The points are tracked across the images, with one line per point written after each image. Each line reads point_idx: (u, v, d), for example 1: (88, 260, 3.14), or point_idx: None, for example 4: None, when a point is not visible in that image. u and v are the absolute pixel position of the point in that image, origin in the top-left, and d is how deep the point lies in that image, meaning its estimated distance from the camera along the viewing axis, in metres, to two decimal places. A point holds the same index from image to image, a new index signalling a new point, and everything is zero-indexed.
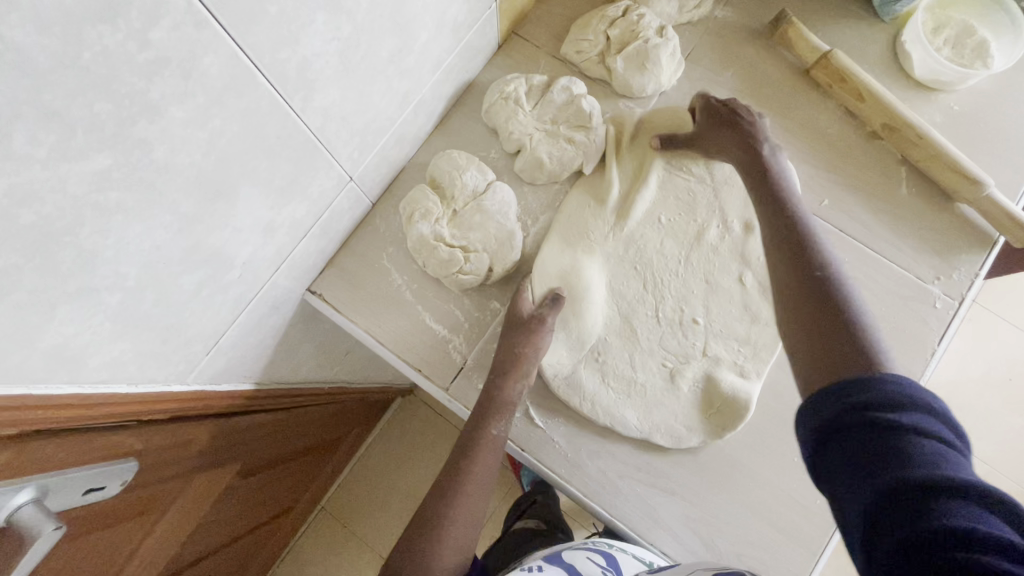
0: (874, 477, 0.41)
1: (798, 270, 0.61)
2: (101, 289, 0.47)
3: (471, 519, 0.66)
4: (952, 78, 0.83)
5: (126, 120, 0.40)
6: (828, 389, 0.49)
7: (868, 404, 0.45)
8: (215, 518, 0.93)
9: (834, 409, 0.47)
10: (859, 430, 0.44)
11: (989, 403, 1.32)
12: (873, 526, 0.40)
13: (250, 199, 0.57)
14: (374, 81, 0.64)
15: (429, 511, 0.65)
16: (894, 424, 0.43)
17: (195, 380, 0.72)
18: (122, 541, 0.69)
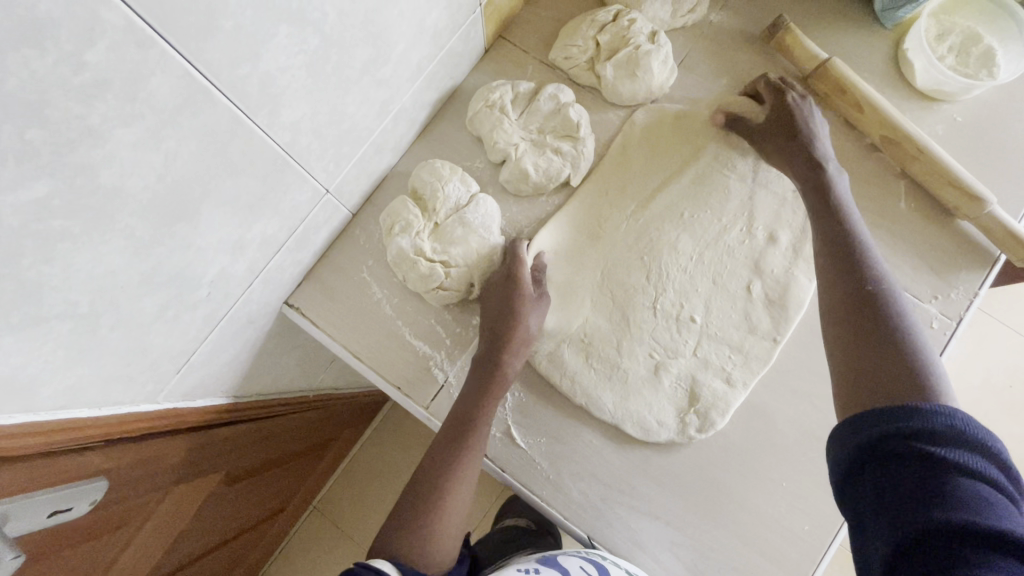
0: (910, 512, 0.42)
1: (845, 278, 0.61)
2: (50, 318, 0.45)
3: (470, 488, 0.67)
4: (955, 88, 0.79)
5: (65, 146, 0.37)
6: (873, 411, 0.49)
7: (913, 433, 0.45)
8: (199, 527, 0.91)
9: (875, 432, 0.47)
10: (900, 461, 0.45)
11: (987, 411, 1.30)
12: (903, 557, 0.41)
13: (214, 218, 0.55)
14: (348, 93, 0.61)
15: (430, 482, 0.65)
16: (939, 459, 0.43)
17: (166, 398, 0.70)
18: (96, 559, 0.67)
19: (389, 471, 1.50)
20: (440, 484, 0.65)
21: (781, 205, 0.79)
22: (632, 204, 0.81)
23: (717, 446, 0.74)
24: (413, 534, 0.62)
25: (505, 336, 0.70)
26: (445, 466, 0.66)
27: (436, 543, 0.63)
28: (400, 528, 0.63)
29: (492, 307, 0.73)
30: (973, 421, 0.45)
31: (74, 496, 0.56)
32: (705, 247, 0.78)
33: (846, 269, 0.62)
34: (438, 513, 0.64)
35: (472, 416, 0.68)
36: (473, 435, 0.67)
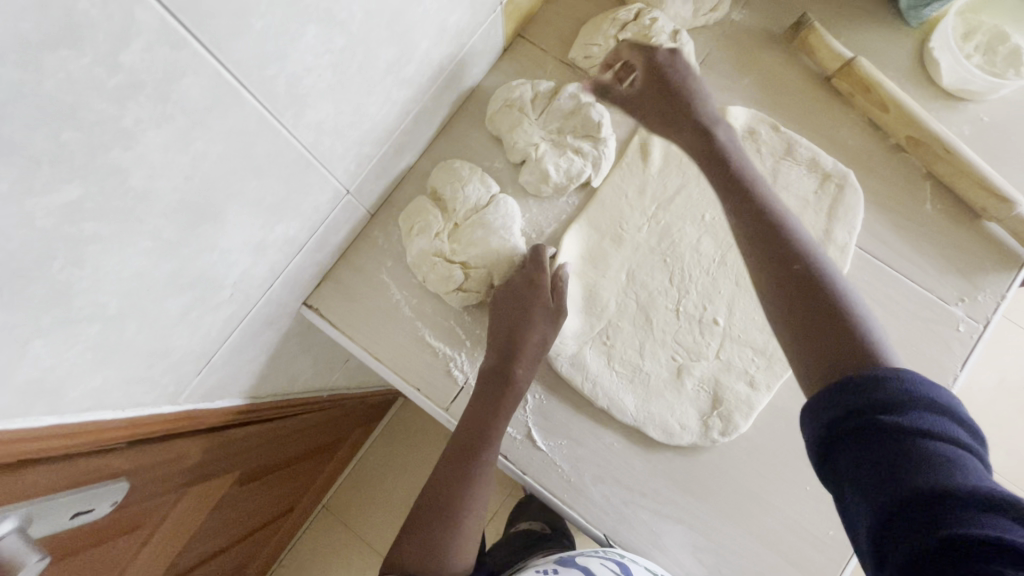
0: (888, 484, 0.41)
1: (773, 243, 0.61)
2: (79, 320, 0.44)
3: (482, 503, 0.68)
4: (983, 87, 0.78)
5: (98, 148, 0.37)
6: (831, 388, 0.48)
7: (873, 404, 0.44)
8: (213, 526, 0.92)
9: (838, 409, 0.46)
10: (867, 434, 0.44)
11: (1000, 411, 1.32)
12: (888, 531, 0.40)
13: (238, 220, 0.54)
14: (370, 93, 0.61)
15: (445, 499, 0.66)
16: (901, 427, 0.42)
17: (186, 399, 0.69)
18: (115, 557, 0.67)
19: (398, 472, 1.50)
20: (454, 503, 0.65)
21: (803, 207, 0.78)
22: (653, 205, 0.79)
23: (740, 450, 0.73)
24: (430, 551, 0.63)
25: (514, 350, 0.70)
26: (457, 484, 0.66)
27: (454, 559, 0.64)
28: (416, 547, 0.63)
29: (501, 321, 0.72)
30: (924, 380, 0.45)
31: (94, 496, 0.55)
32: (727, 249, 0.77)
33: (796, 284, 0.56)
34: (454, 532, 0.65)
35: (483, 432, 0.67)
36: (484, 452, 0.67)
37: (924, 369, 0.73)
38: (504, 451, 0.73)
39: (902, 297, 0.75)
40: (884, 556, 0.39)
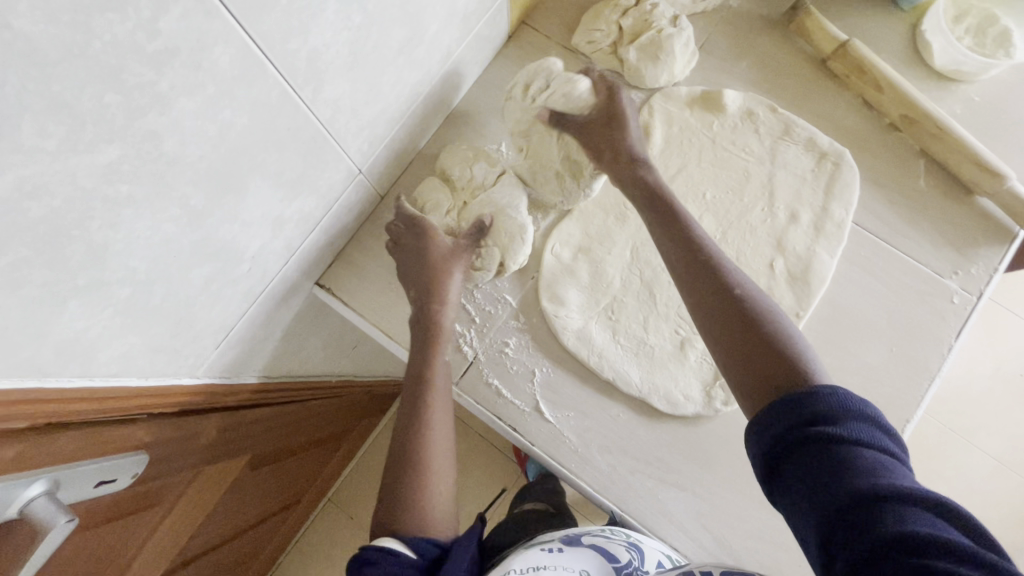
0: (832, 489, 0.43)
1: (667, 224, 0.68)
2: (111, 283, 0.46)
3: (444, 445, 0.68)
4: (975, 68, 0.81)
5: (137, 111, 0.39)
6: (774, 402, 0.50)
7: (814, 417, 0.47)
8: (225, 509, 0.94)
9: (785, 424, 0.48)
10: (810, 445, 0.46)
11: (998, 398, 1.46)
12: (835, 535, 0.42)
13: (258, 193, 0.57)
14: (383, 73, 0.63)
15: (401, 448, 0.67)
16: (838, 437, 0.45)
17: (204, 373, 0.72)
18: (129, 530, 0.68)
19: None
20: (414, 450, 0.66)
21: (801, 183, 0.80)
22: None
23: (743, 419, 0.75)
24: (401, 496, 0.63)
25: (427, 287, 0.73)
26: (413, 432, 0.67)
27: (432, 502, 0.63)
28: (387, 498, 0.64)
29: (412, 267, 0.75)
30: (853, 395, 0.48)
31: (123, 467, 0.57)
32: (728, 225, 0.79)
33: (739, 332, 0.57)
34: (419, 473, 0.65)
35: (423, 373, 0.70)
36: (428, 390, 0.69)
37: (920, 340, 0.76)
38: (514, 424, 0.75)
39: (898, 271, 0.78)
40: (834, 559, 0.41)
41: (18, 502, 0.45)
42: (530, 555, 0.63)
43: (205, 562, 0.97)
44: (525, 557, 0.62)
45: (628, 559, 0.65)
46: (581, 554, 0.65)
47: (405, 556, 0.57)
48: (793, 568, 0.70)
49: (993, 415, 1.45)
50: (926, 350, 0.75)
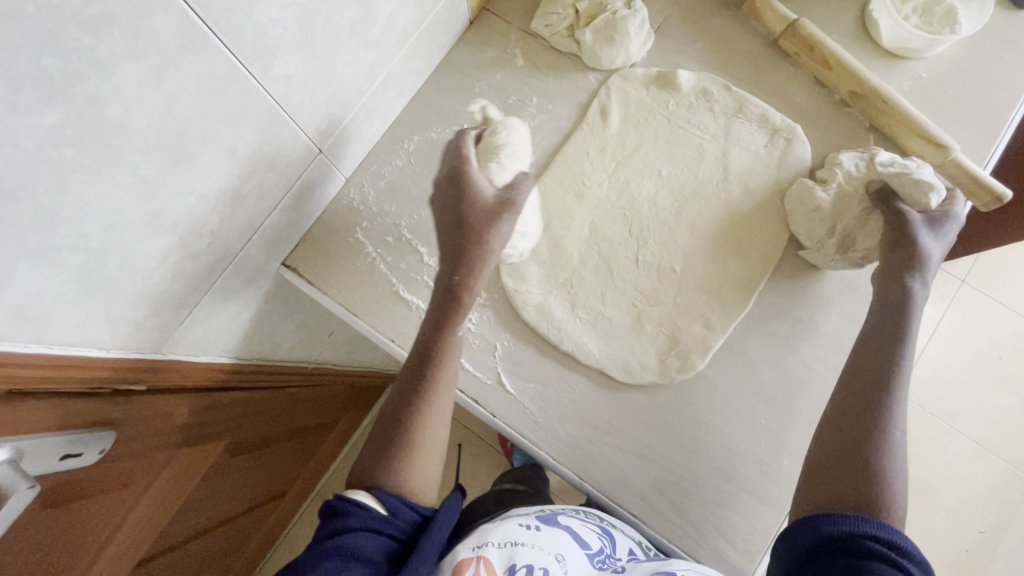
0: None
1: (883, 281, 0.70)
2: (62, 249, 0.48)
3: (438, 417, 0.69)
4: (919, 44, 0.83)
5: (75, 75, 0.41)
6: (830, 509, 0.60)
7: (863, 533, 0.56)
8: (206, 495, 0.95)
9: (831, 529, 0.58)
10: (847, 549, 0.56)
11: (979, 384, 1.53)
12: None
13: (211, 166, 0.58)
14: (337, 52, 0.65)
15: (399, 412, 0.68)
16: (871, 549, 0.55)
17: (170, 349, 0.73)
18: (106, 511, 0.70)
19: None
20: (406, 416, 0.67)
21: (754, 159, 0.83)
22: (613, 161, 0.84)
23: (700, 387, 0.77)
24: (385, 456, 0.66)
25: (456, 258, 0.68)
26: (412, 399, 0.68)
27: (412, 469, 0.65)
28: (374, 454, 0.66)
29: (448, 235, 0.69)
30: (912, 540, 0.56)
31: (84, 442, 0.58)
32: (683, 201, 0.82)
33: (857, 455, 0.62)
34: (408, 439, 0.66)
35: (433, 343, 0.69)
36: (438, 362, 0.68)
37: None
38: (476, 395, 0.76)
39: None
40: None
41: None
42: (509, 531, 0.64)
43: (188, 548, 0.98)
44: (504, 532, 0.64)
45: (598, 547, 0.66)
46: (559, 536, 0.65)
47: (374, 510, 0.60)
48: (746, 530, 0.72)
49: (971, 398, 1.52)
50: None
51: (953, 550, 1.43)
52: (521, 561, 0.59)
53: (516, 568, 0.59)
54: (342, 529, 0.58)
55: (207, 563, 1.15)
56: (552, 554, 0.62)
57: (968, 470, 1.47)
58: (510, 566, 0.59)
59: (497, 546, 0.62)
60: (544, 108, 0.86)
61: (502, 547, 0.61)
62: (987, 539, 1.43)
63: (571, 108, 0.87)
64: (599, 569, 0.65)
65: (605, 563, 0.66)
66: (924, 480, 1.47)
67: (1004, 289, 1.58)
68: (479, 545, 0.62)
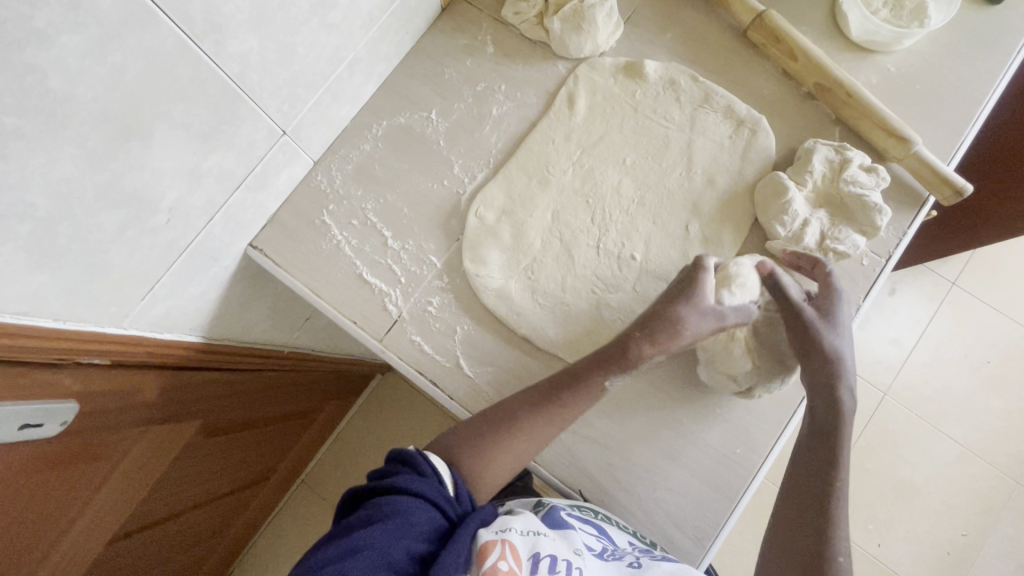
0: None
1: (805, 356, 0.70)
2: (9, 217, 0.49)
3: (537, 443, 0.69)
4: (886, 38, 0.83)
5: (12, 44, 0.42)
6: None
7: None
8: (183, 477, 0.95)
9: None
10: None
11: (965, 386, 1.52)
12: None
13: (166, 142, 0.59)
14: (296, 33, 0.66)
15: (510, 417, 0.69)
16: None
17: (133, 325, 0.73)
18: (77, 486, 0.70)
19: (373, 442, 1.66)
20: (516, 425, 0.69)
21: (718, 149, 0.83)
22: (577, 149, 0.85)
23: (655, 374, 0.77)
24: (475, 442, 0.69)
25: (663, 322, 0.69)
26: (525, 412, 0.69)
27: (490, 467, 0.68)
28: (465, 435, 0.70)
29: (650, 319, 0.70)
30: None
31: (47, 413, 0.59)
32: (646, 190, 0.82)
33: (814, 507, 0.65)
34: (501, 442, 0.68)
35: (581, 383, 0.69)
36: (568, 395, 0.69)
37: None
38: (435, 377, 0.78)
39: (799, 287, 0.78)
40: None
41: None
42: (530, 520, 0.63)
43: (164, 528, 0.98)
44: (526, 520, 0.63)
45: (603, 545, 0.66)
46: (571, 531, 0.65)
47: (447, 489, 0.62)
48: (699, 517, 0.72)
49: (957, 400, 1.51)
50: None
51: (935, 553, 1.43)
52: (545, 550, 0.58)
53: (541, 556, 0.58)
54: (415, 488, 0.60)
55: (183, 545, 1.16)
56: (570, 547, 0.62)
57: (952, 472, 1.47)
58: (534, 553, 0.58)
59: (520, 533, 0.60)
60: (512, 95, 0.87)
61: (524, 534, 0.60)
62: (969, 542, 1.43)
63: (539, 96, 0.87)
64: (615, 563, 0.64)
65: (614, 556, 0.65)
66: (908, 483, 1.47)
67: (992, 291, 1.57)
68: (502, 529, 0.60)
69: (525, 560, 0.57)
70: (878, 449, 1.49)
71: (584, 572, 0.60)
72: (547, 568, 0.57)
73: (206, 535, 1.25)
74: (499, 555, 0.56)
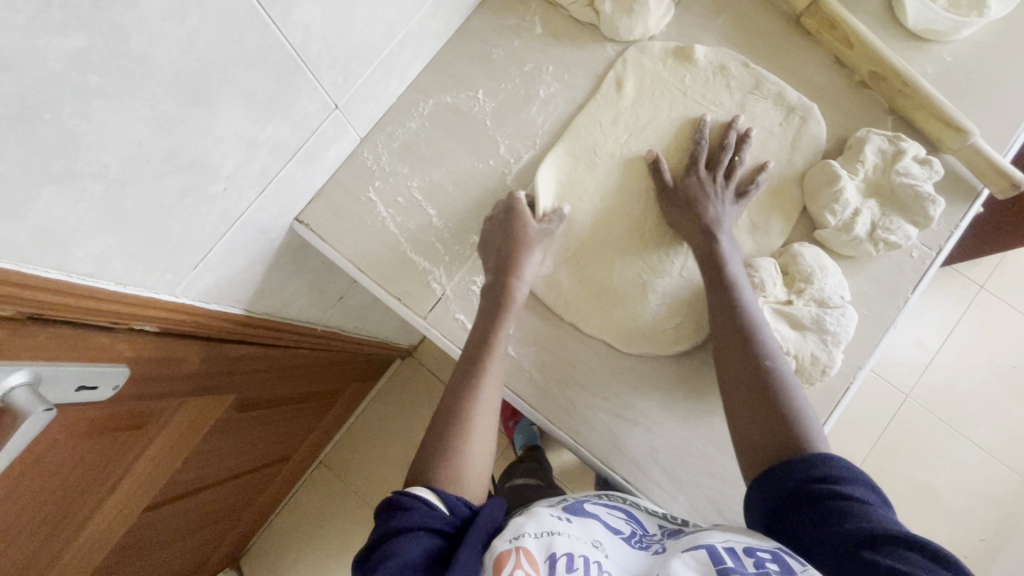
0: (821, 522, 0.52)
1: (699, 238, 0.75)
2: (85, 176, 0.50)
3: (489, 413, 0.70)
4: (946, 27, 0.81)
5: (102, 1, 0.43)
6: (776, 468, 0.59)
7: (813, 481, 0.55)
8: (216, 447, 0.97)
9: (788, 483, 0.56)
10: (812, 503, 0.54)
11: (989, 389, 1.50)
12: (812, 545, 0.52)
13: (229, 109, 0.60)
14: (356, 4, 0.66)
15: (452, 407, 0.69)
16: (826, 492, 0.54)
17: (184, 294, 0.74)
18: (122, 450, 0.71)
19: (395, 424, 1.67)
20: (459, 413, 0.68)
21: (768, 136, 0.82)
22: (625, 134, 0.84)
23: (698, 360, 0.78)
24: (439, 454, 0.65)
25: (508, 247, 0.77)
26: (465, 394, 0.69)
27: (467, 459, 0.65)
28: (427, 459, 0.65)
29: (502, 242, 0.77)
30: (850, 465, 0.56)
31: (101, 375, 0.59)
32: None
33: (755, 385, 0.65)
34: (461, 434, 0.66)
35: (487, 337, 0.72)
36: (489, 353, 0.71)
37: (879, 293, 0.77)
38: None
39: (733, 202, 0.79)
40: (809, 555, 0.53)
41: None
42: (543, 519, 0.58)
43: (194, 498, 1.00)
44: (538, 521, 0.58)
45: (631, 529, 0.62)
46: (591, 526, 0.60)
47: (438, 509, 0.58)
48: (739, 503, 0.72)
49: (983, 405, 1.49)
50: (883, 301, 0.77)
51: None
52: (561, 548, 0.53)
53: (557, 556, 0.52)
54: (402, 527, 0.56)
55: (210, 516, 1.18)
56: (589, 541, 0.56)
57: (973, 476, 1.46)
58: (550, 554, 0.52)
59: (534, 536, 0.55)
60: (559, 77, 0.87)
61: (539, 536, 0.55)
62: (987, 546, 1.42)
63: (587, 78, 0.87)
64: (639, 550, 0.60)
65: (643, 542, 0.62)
66: (927, 484, 1.45)
67: None
68: (516, 536, 0.55)
69: (541, 563, 0.52)
70: (899, 450, 1.48)
71: (605, 565, 0.54)
72: (565, 567, 0.51)
73: (229, 508, 1.27)
74: (515, 565, 0.51)
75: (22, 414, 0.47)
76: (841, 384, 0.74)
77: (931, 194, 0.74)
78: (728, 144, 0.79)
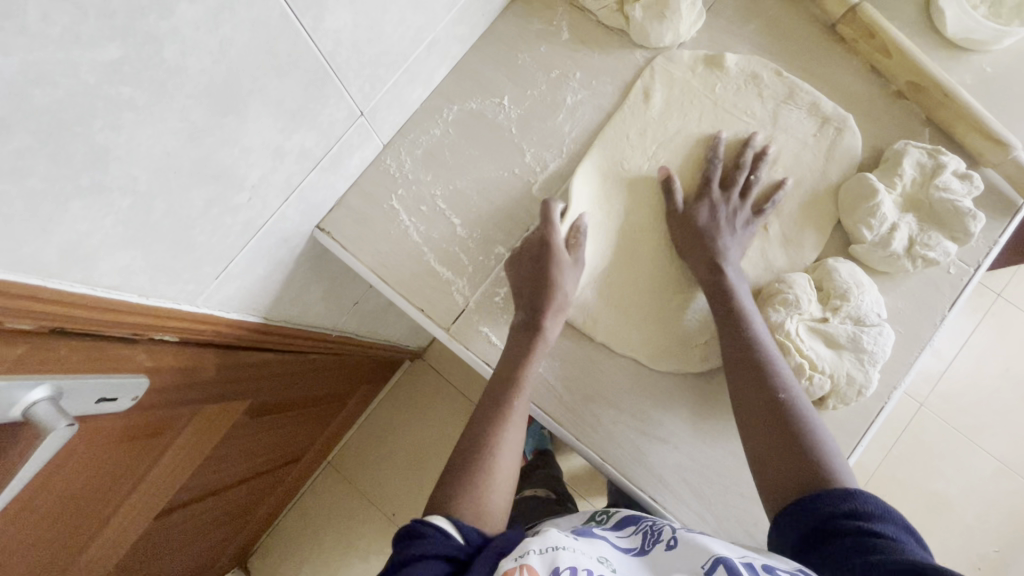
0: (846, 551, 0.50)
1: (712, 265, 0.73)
2: (113, 189, 0.48)
3: (512, 446, 0.69)
4: (985, 36, 0.79)
5: (137, 11, 0.41)
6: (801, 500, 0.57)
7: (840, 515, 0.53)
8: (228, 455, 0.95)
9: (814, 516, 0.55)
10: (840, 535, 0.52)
11: (1004, 399, 1.48)
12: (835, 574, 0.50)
13: (257, 118, 0.58)
14: (386, 10, 0.64)
15: (478, 439, 0.68)
16: (855, 526, 0.51)
17: (205, 304, 0.73)
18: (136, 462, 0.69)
19: (405, 428, 1.66)
20: (485, 446, 0.67)
21: (801, 148, 0.80)
22: (654, 144, 0.82)
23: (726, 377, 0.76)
24: (464, 488, 0.63)
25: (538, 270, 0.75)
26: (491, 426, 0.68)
27: (491, 492, 0.64)
28: (451, 491, 0.63)
29: (526, 263, 0.76)
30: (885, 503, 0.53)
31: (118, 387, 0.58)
32: None
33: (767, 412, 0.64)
34: (486, 467, 0.65)
35: (517, 368, 0.71)
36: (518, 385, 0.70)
37: (915, 310, 0.75)
38: None
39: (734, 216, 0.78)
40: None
41: (22, 404, 0.46)
42: (550, 536, 0.55)
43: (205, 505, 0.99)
44: (544, 537, 0.54)
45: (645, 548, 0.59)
46: (598, 546, 0.57)
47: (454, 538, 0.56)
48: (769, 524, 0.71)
49: (999, 415, 1.47)
50: (919, 319, 0.75)
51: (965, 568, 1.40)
52: (565, 563, 0.50)
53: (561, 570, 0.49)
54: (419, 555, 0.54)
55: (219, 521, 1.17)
56: (594, 557, 0.53)
57: (988, 487, 1.44)
58: (553, 568, 0.49)
59: (539, 552, 0.51)
60: (587, 83, 0.85)
61: (544, 552, 0.51)
62: (1000, 558, 1.40)
63: (615, 86, 0.85)
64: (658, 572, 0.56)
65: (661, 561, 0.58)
66: (940, 495, 1.44)
67: None
68: (521, 554, 0.52)
69: None
70: (913, 460, 1.45)
71: None
72: None
73: (238, 513, 1.26)
74: None
75: (43, 430, 0.45)
76: (876, 404, 0.72)
77: (971, 210, 0.72)
78: (745, 162, 0.78)
